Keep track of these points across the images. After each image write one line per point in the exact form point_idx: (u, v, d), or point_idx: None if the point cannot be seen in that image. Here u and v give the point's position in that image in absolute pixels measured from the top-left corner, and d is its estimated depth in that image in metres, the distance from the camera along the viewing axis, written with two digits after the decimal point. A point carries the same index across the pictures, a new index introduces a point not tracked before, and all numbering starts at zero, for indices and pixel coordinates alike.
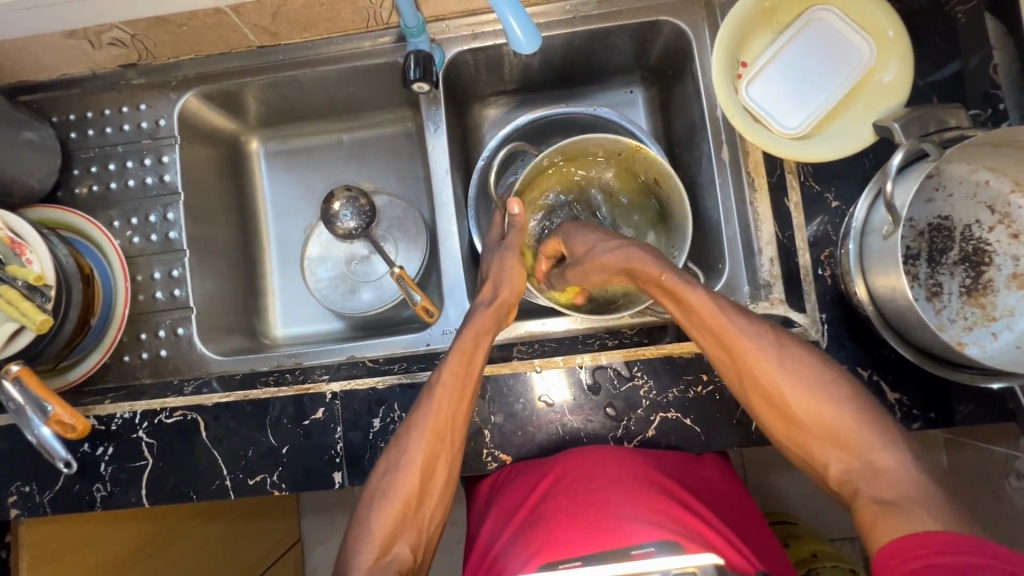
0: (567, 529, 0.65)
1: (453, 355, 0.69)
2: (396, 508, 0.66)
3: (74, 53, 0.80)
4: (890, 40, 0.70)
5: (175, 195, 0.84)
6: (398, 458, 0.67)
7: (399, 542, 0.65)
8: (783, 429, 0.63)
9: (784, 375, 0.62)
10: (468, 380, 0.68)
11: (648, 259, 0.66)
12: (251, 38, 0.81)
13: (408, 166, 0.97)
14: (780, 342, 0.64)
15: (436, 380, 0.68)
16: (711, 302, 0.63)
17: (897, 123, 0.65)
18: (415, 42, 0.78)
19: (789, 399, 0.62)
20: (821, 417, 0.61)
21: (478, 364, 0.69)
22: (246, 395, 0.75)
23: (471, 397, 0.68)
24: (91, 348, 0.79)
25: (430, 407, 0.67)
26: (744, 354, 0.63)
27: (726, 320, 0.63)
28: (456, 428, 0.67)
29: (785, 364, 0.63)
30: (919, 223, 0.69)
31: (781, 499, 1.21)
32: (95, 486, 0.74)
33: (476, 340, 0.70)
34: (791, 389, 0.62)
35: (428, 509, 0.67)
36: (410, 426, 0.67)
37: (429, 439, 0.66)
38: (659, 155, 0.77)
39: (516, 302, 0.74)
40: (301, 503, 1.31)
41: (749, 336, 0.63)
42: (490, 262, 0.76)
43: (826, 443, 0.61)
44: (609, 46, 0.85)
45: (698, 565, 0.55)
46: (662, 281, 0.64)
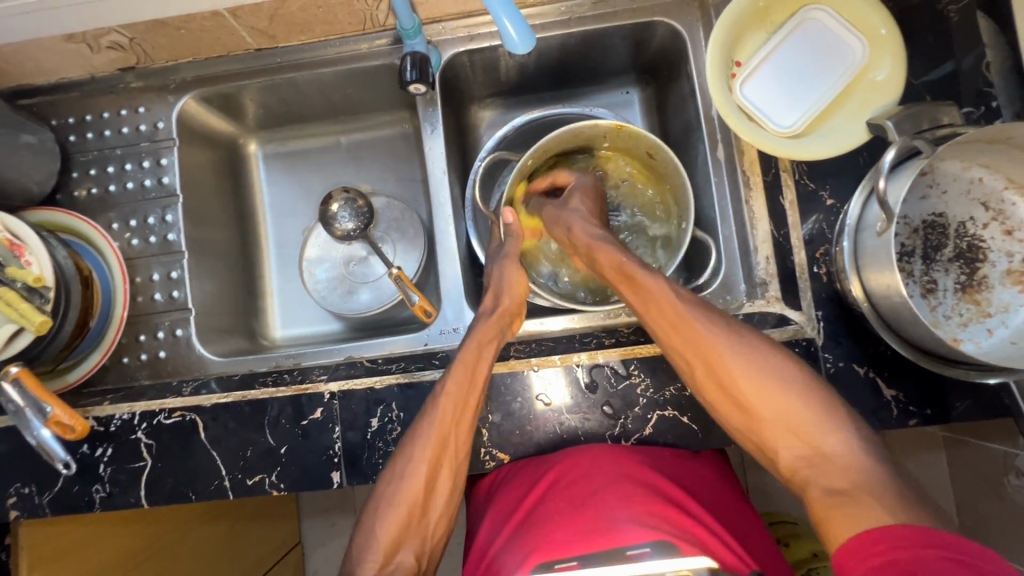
0: (562, 529, 0.66)
1: (458, 366, 0.69)
2: (400, 515, 0.66)
3: (72, 57, 0.80)
4: (883, 38, 0.71)
5: (173, 197, 0.85)
6: (402, 467, 0.67)
7: (403, 548, 0.66)
8: (738, 416, 0.64)
9: (737, 361, 0.64)
10: (471, 391, 0.68)
11: (609, 249, 0.72)
12: (248, 41, 0.82)
13: (405, 168, 0.98)
14: (737, 329, 0.66)
15: (439, 389, 0.68)
16: (665, 287, 0.67)
17: (890, 121, 0.65)
18: (412, 44, 0.78)
19: (742, 385, 0.63)
20: (773, 402, 0.62)
21: (482, 372, 0.69)
22: (245, 395, 0.75)
23: (476, 407, 0.68)
24: (90, 350, 0.79)
25: (435, 417, 0.66)
26: (696, 339, 0.65)
27: (683, 310, 0.66)
28: (459, 437, 0.68)
29: (739, 351, 0.64)
30: (914, 220, 0.69)
31: (781, 498, 1.21)
32: (94, 487, 0.74)
33: (478, 350, 0.70)
34: (742, 375, 0.64)
35: (433, 515, 0.68)
36: (414, 434, 0.68)
37: (433, 449, 0.66)
38: (643, 129, 0.78)
39: (518, 311, 0.76)
40: (301, 505, 1.31)
41: (702, 323, 0.65)
42: (491, 274, 0.78)
43: (779, 429, 0.62)
44: (605, 47, 0.86)
45: (692, 569, 0.57)
46: (624, 266, 0.70)
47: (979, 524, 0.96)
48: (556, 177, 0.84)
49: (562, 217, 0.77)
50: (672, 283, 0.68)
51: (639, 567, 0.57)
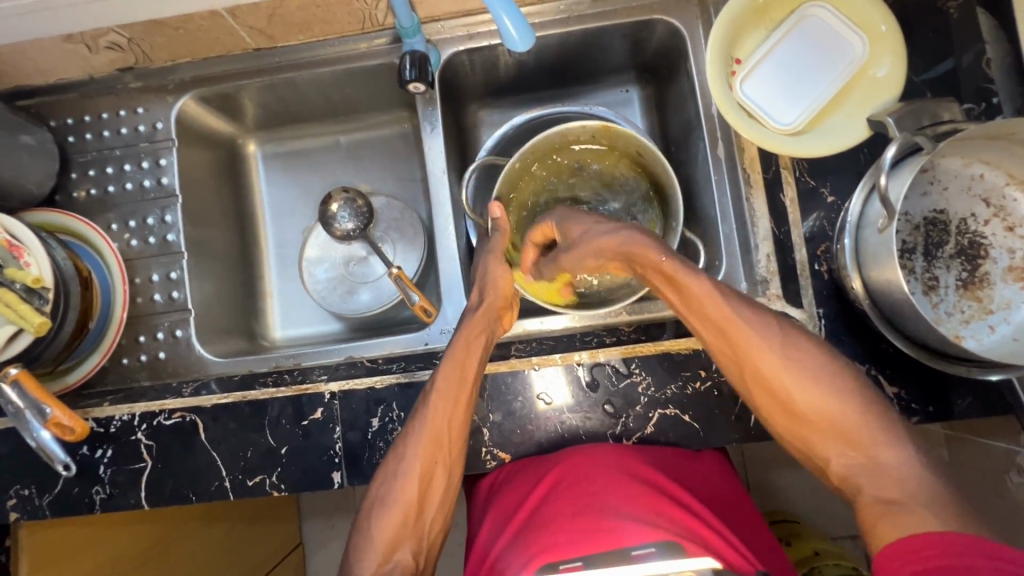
0: (566, 529, 0.65)
1: (447, 365, 0.68)
2: (396, 516, 0.65)
3: (71, 58, 0.80)
4: (883, 35, 0.71)
5: (173, 198, 0.85)
6: (397, 467, 0.66)
7: (401, 549, 0.65)
8: (783, 421, 0.62)
9: (785, 363, 0.61)
10: (461, 389, 0.67)
11: (646, 244, 0.64)
12: (247, 41, 0.82)
13: (405, 167, 0.98)
14: (782, 330, 0.63)
15: (431, 387, 0.68)
16: (710, 287, 0.62)
17: (891, 118, 0.65)
18: (411, 43, 0.78)
19: (791, 388, 0.61)
20: (821, 407, 0.59)
21: (472, 369, 0.68)
22: (244, 396, 0.75)
23: (466, 404, 0.67)
24: (89, 351, 0.79)
25: (427, 417, 0.66)
26: (744, 339, 0.61)
27: (732, 313, 0.61)
28: (453, 436, 0.67)
29: (787, 352, 0.61)
30: (915, 217, 0.69)
31: (782, 497, 1.21)
32: (95, 488, 0.74)
33: (467, 348, 0.69)
34: (791, 377, 0.60)
35: (429, 516, 0.67)
36: (408, 434, 0.67)
37: (426, 447, 0.66)
38: (629, 128, 0.79)
39: (507, 306, 0.74)
40: (301, 506, 1.31)
41: (750, 322, 0.62)
42: (477, 271, 0.76)
43: (829, 435, 0.59)
44: (604, 46, 0.85)
45: (695, 570, 0.57)
46: (663, 267, 0.62)
47: None
48: (535, 234, 0.75)
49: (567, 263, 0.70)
50: (718, 282, 0.63)
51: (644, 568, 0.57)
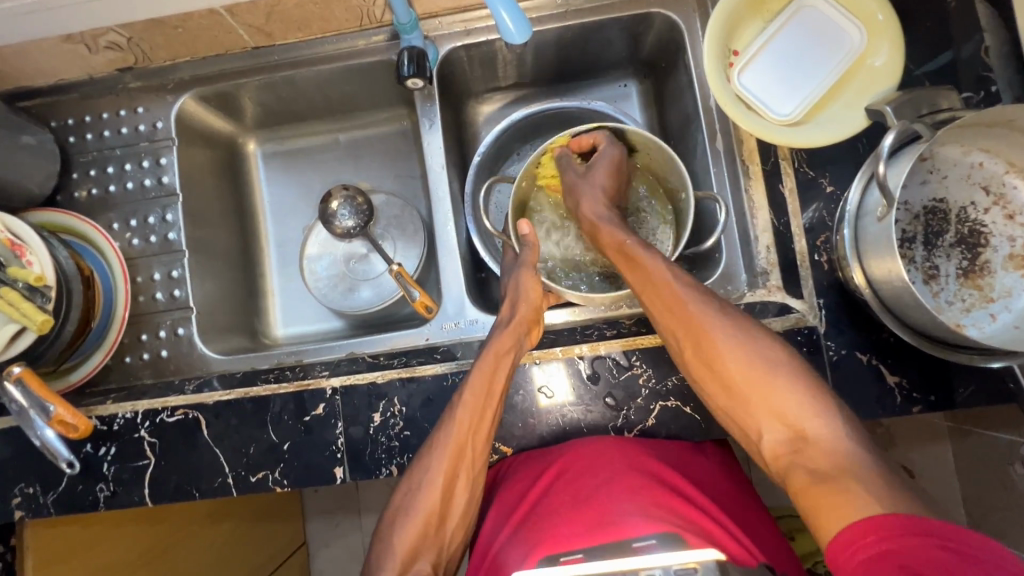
0: (566, 522, 0.66)
1: (474, 377, 0.68)
2: (418, 526, 0.66)
3: (71, 58, 0.80)
4: (880, 24, 0.71)
5: (173, 197, 0.85)
6: (420, 479, 0.67)
7: (421, 559, 0.65)
8: (724, 400, 0.65)
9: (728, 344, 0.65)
10: (488, 403, 0.67)
11: (613, 228, 0.74)
12: (246, 39, 0.82)
13: (404, 165, 0.98)
14: (731, 318, 0.66)
15: (457, 402, 0.68)
16: (660, 273, 0.68)
17: (889, 106, 0.65)
18: (409, 39, 0.78)
19: (731, 367, 0.64)
20: (757, 387, 0.63)
21: (499, 384, 0.68)
22: (247, 392, 0.75)
23: (492, 419, 0.68)
24: (92, 350, 0.79)
25: (451, 427, 0.67)
26: (693, 322, 0.66)
27: (680, 291, 0.67)
28: (476, 450, 0.68)
29: (733, 338, 0.65)
30: (914, 206, 0.68)
31: (785, 492, 1.20)
32: (98, 486, 0.74)
33: (495, 361, 0.68)
34: (731, 358, 0.65)
35: (450, 525, 0.68)
36: (431, 446, 0.68)
37: (449, 458, 0.66)
38: (618, 123, 0.78)
39: (534, 319, 0.73)
40: (306, 505, 1.31)
41: (698, 307, 0.66)
42: (508, 284, 0.76)
43: (766, 410, 0.63)
44: (602, 40, 0.86)
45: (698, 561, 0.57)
46: (625, 246, 0.72)
47: (984, 514, 0.96)
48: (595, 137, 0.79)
49: (576, 185, 0.77)
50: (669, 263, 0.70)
51: (643, 559, 0.58)
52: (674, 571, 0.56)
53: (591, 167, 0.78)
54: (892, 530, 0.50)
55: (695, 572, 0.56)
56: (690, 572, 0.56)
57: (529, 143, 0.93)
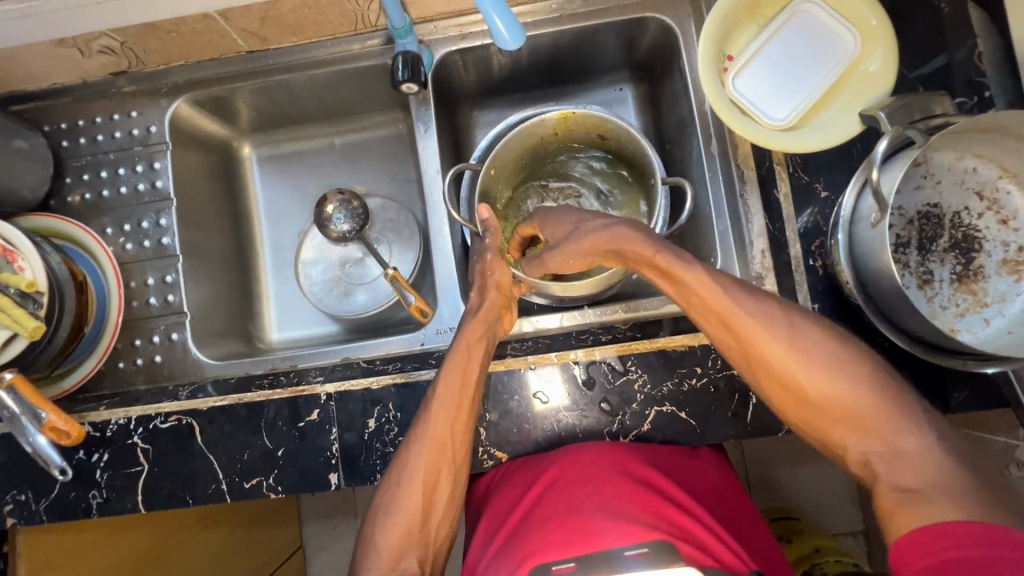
0: (558, 528, 0.64)
1: (448, 367, 0.68)
2: (401, 524, 0.65)
3: (64, 62, 0.80)
4: (874, 29, 0.71)
5: (167, 201, 0.85)
6: (400, 475, 0.66)
7: (407, 557, 0.64)
8: (795, 411, 0.59)
9: (793, 352, 0.58)
10: (464, 394, 0.67)
11: (638, 240, 0.63)
12: (240, 43, 0.82)
13: (400, 168, 0.98)
14: (791, 321, 0.60)
15: (433, 396, 0.67)
16: (708, 277, 0.60)
17: (883, 112, 0.65)
18: (404, 43, 0.78)
19: (802, 375, 0.58)
20: (828, 394, 0.57)
21: (475, 373, 0.68)
22: (241, 398, 0.75)
23: (470, 410, 0.67)
24: (85, 355, 0.79)
25: (429, 422, 0.66)
26: (751, 330, 0.59)
27: (731, 306, 0.59)
28: (457, 444, 0.67)
29: (795, 344, 0.58)
30: (908, 211, 0.68)
31: (781, 494, 1.21)
32: (91, 493, 0.74)
33: (467, 351, 0.69)
34: (799, 365, 0.58)
35: (435, 522, 0.66)
36: (411, 441, 0.67)
37: (429, 453, 0.66)
38: (587, 110, 0.80)
39: (504, 305, 0.74)
40: (302, 509, 1.30)
41: (755, 312, 0.59)
42: (476, 273, 0.76)
43: (840, 425, 0.57)
44: (597, 44, 0.86)
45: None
46: (658, 262, 0.61)
47: None
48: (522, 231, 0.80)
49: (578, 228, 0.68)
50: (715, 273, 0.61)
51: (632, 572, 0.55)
52: None
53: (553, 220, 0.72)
54: (964, 538, 0.48)
55: None
56: None
57: None
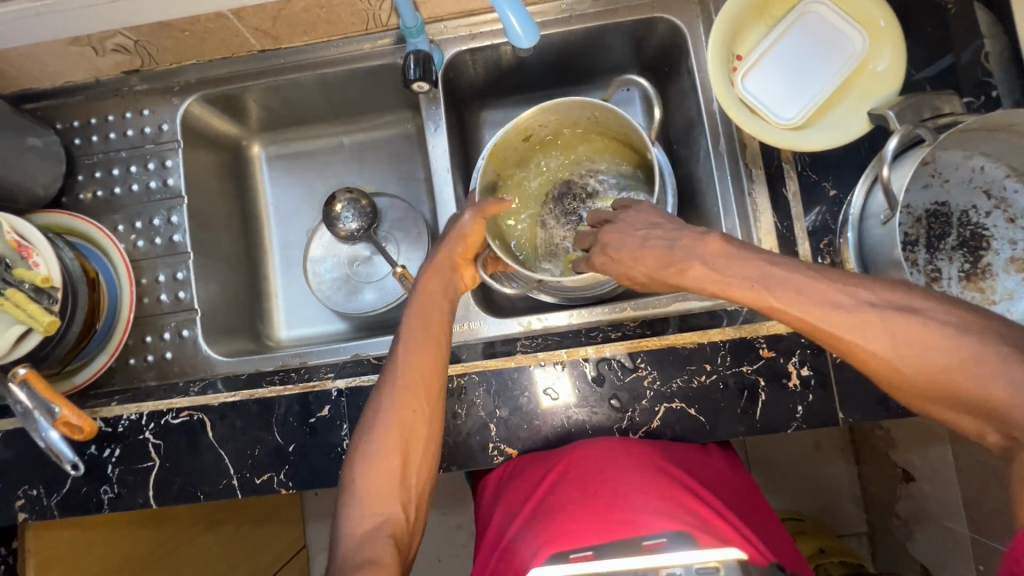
0: (575, 518, 0.65)
1: (411, 315, 0.69)
2: (378, 466, 0.62)
3: (78, 60, 0.81)
4: (883, 30, 0.71)
5: (178, 199, 0.85)
6: (372, 420, 0.64)
7: (388, 499, 0.61)
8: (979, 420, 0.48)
9: (886, 350, 0.49)
10: (432, 340, 0.68)
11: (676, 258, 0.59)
12: (252, 42, 0.82)
13: (408, 168, 0.98)
14: (885, 315, 0.49)
15: (399, 341, 0.67)
16: (754, 284, 0.54)
17: (891, 111, 0.65)
18: (415, 43, 0.79)
19: (944, 384, 0.48)
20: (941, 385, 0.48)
21: (438, 321, 0.69)
22: (252, 394, 0.76)
23: (436, 354, 0.67)
24: (97, 351, 0.79)
25: (400, 365, 0.66)
26: (827, 333, 0.51)
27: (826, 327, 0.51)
28: (427, 385, 0.66)
29: (890, 343, 0.49)
30: (917, 209, 0.69)
31: (786, 494, 1.21)
32: (103, 488, 0.74)
33: (428, 297, 0.70)
34: (898, 366, 0.49)
35: (415, 465, 0.63)
36: (380, 386, 0.65)
37: (404, 394, 0.64)
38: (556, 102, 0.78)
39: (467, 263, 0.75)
40: (306, 509, 1.30)
41: (827, 314, 0.51)
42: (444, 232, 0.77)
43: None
44: (605, 45, 0.86)
45: (720, 561, 0.55)
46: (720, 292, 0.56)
47: None
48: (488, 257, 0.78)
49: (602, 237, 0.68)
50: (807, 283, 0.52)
51: (660, 558, 0.56)
52: (695, 570, 0.54)
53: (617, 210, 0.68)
54: None
55: (718, 571, 0.54)
56: (711, 571, 0.54)
57: None
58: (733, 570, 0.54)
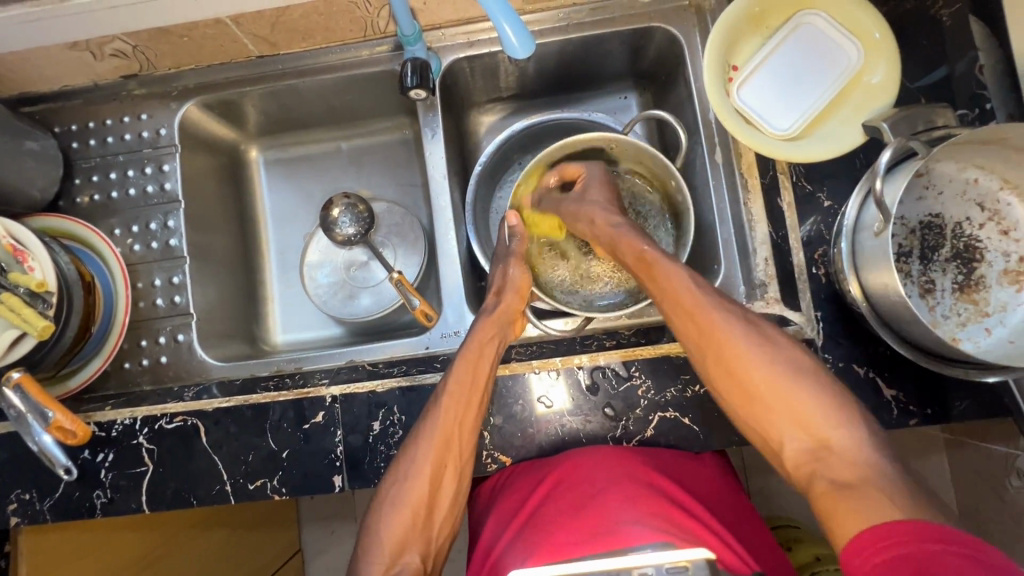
0: (565, 532, 0.65)
1: (459, 365, 0.69)
2: (405, 517, 0.65)
3: (76, 65, 0.81)
4: (877, 42, 0.72)
5: (175, 203, 0.85)
6: (406, 468, 0.67)
7: (409, 551, 0.65)
8: (745, 403, 0.64)
9: (742, 342, 0.64)
10: (473, 390, 0.68)
11: (631, 238, 0.73)
12: (251, 48, 0.83)
13: (405, 173, 0.99)
14: (738, 311, 0.67)
15: (442, 390, 0.68)
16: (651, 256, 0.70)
17: (885, 123, 0.66)
18: (412, 50, 0.79)
19: (749, 366, 0.64)
20: (778, 386, 0.63)
21: (484, 375, 0.69)
22: (246, 399, 0.75)
23: (477, 408, 0.68)
24: (92, 355, 0.79)
25: (438, 418, 0.67)
26: (707, 324, 0.65)
27: (699, 299, 0.66)
28: (463, 438, 0.68)
29: (745, 333, 0.65)
30: (911, 221, 0.69)
31: (782, 501, 1.21)
32: (95, 493, 0.74)
33: (479, 348, 0.70)
34: (746, 358, 0.64)
35: (438, 518, 0.67)
36: (417, 436, 0.68)
37: (437, 449, 0.66)
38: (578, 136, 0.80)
39: (520, 310, 0.75)
40: (301, 512, 1.30)
41: (705, 303, 0.66)
42: (495, 274, 0.78)
43: (787, 420, 0.62)
44: (603, 53, 0.87)
45: (689, 560, 0.54)
46: (645, 256, 0.70)
47: (979, 526, 0.96)
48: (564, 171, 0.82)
49: (581, 208, 0.77)
50: (690, 273, 0.68)
51: (642, 558, 0.55)
52: (666, 570, 0.53)
53: (586, 189, 0.79)
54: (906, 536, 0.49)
55: (687, 570, 0.53)
56: (681, 570, 0.53)
57: (529, 154, 0.94)
58: (702, 570, 0.52)
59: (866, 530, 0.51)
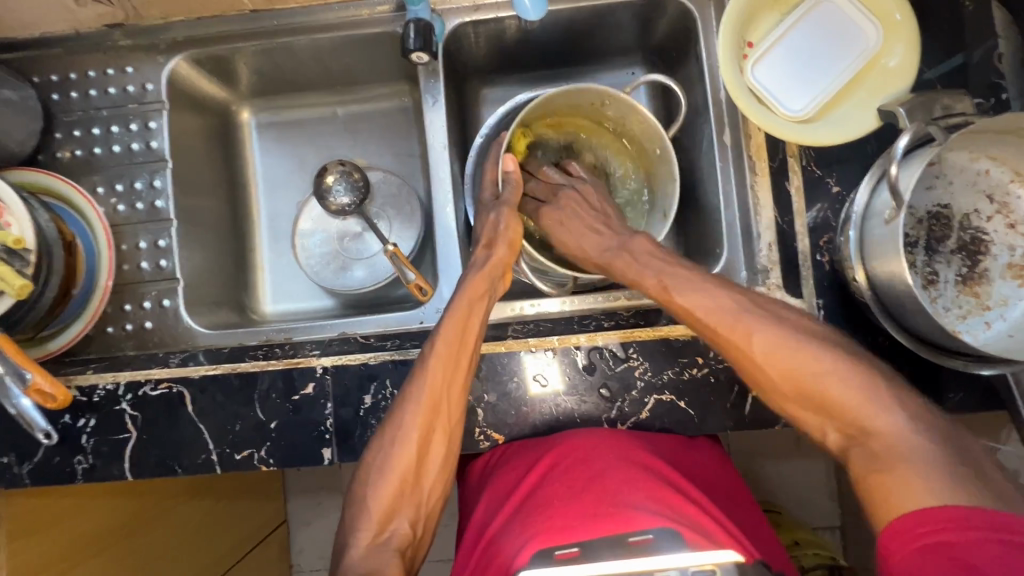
0: (563, 511, 0.63)
1: (447, 325, 0.67)
2: (393, 484, 0.64)
3: (56, 10, 0.76)
4: (898, 24, 0.70)
5: (162, 162, 0.82)
6: (394, 435, 0.65)
7: (398, 517, 0.64)
8: (771, 386, 0.60)
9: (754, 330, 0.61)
10: (463, 351, 0.66)
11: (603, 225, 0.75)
12: (244, 1, 0.78)
13: (403, 143, 0.95)
14: (748, 299, 0.63)
15: (429, 352, 0.66)
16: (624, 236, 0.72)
17: (902, 108, 0.64)
18: (415, 11, 0.76)
19: (765, 352, 0.60)
20: (790, 360, 0.59)
21: (474, 333, 0.67)
22: (234, 367, 0.74)
23: (465, 367, 0.67)
24: (73, 318, 0.76)
25: (425, 381, 0.65)
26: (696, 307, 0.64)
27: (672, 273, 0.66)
28: (451, 402, 0.66)
29: (753, 316, 0.62)
30: (919, 211, 0.68)
31: (766, 487, 1.22)
32: (76, 458, 0.73)
33: (470, 307, 0.68)
34: (762, 342, 0.60)
35: (427, 482, 0.66)
36: (403, 401, 0.66)
37: (423, 411, 0.65)
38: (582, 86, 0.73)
39: (511, 263, 0.73)
40: (287, 484, 1.29)
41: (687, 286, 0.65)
42: (484, 227, 0.74)
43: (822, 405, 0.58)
44: (612, 25, 0.84)
45: (716, 563, 0.56)
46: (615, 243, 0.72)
47: None
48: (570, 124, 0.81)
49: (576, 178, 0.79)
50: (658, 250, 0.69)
51: (653, 556, 0.55)
52: (691, 572, 0.54)
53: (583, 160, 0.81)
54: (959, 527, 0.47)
55: (714, 574, 0.54)
56: (707, 573, 0.54)
57: None
58: (729, 573, 0.55)
59: (932, 508, 0.49)
